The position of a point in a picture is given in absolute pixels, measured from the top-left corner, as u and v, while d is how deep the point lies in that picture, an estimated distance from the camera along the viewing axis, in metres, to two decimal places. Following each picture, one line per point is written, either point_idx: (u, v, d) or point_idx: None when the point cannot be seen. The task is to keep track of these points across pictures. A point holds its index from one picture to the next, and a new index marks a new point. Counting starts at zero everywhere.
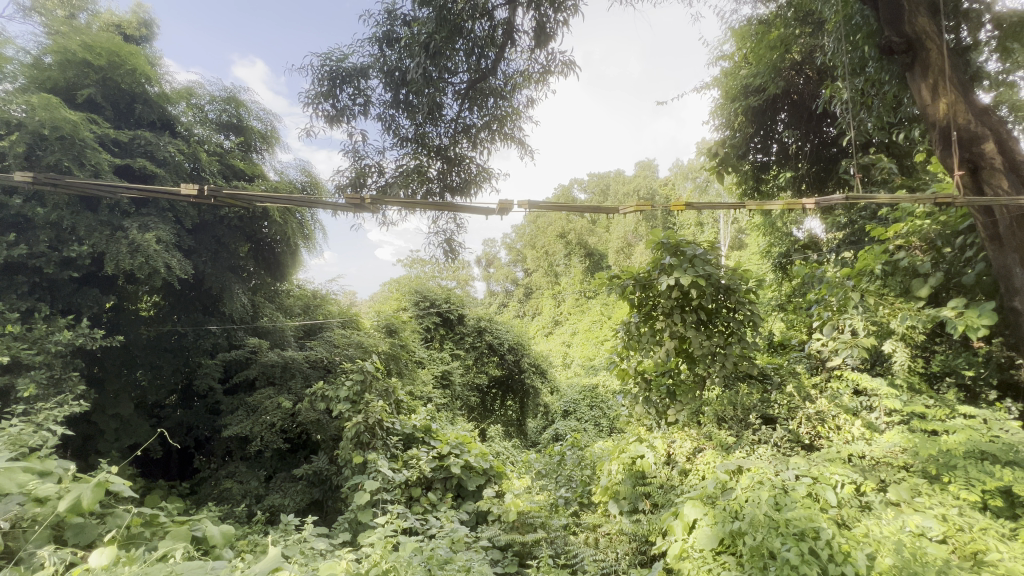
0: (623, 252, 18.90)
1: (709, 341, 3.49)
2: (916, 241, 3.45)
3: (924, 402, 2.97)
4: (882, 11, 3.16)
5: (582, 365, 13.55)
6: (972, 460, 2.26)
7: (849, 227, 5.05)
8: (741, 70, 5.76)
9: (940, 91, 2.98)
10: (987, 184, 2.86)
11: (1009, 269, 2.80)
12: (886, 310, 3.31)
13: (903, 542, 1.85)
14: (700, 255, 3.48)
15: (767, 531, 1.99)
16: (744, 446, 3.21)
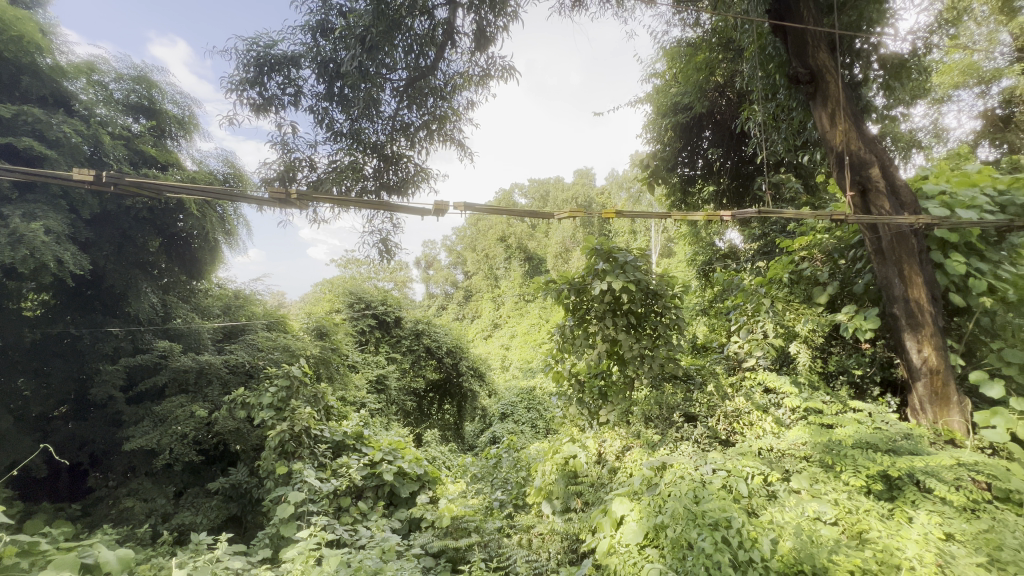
0: (561, 258, 19.37)
1: (638, 344, 3.66)
2: (817, 253, 3.85)
3: (822, 399, 3.28)
4: (791, 43, 3.48)
5: (520, 367, 13.69)
6: (859, 449, 2.54)
7: (762, 239, 5.51)
8: (671, 88, 6.11)
9: (837, 119, 3.33)
10: (872, 205, 3.23)
11: (889, 280, 3.17)
12: (792, 314, 3.67)
13: (801, 526, 2.04)
14: (631, 262, 3.63)
15: (685, 523, 2.11)
16: (668, 443, 3.35)
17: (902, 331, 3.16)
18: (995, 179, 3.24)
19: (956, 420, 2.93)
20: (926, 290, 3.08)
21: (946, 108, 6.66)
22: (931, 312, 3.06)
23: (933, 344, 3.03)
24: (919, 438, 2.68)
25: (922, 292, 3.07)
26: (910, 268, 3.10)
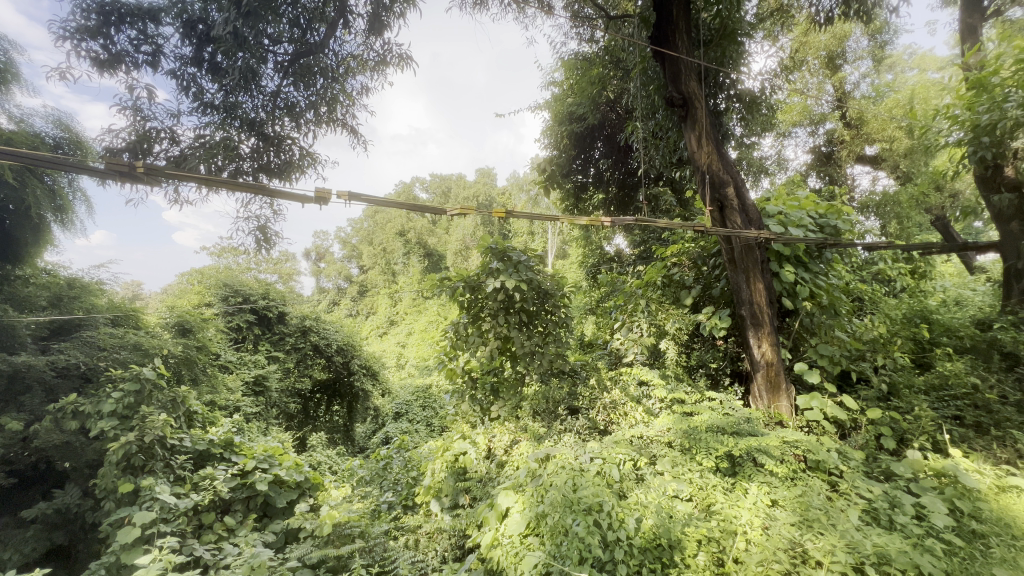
0: (461, 255, 19.36)
1: (530, 340, 3.81)
2: (685, 260, 4.33)
3: (685, 389, 3.69)
4: (668, 69, 3.85)
5: (416, 365, 13.38)
6: (710, 432, 2.90)
7: (642, 245, 6.05)
8: (567, 98, 6.42)
9: (701, 142, 3.77)
10: (728, 220, 3.69)
11: (739, 286, 3.66)
12: (663, 314, 4.10)
13: (662, 505, 2.27)
14: (523, 262, 3.76)
15: (562, 510, 2.22)
16: (553, 435, 3.49)
17: (747, 329, 3.67)
18: (818, 204, 3.93)
19: (784, 404, 3.48)
20: (765, 295, 3.62)
21: (787, 142, 7.89)
22: (768, 313, 3.61)
23: (769, 341, 3.56)
24: (756, 420, 3.15)
25: (762, 297, 3.60)
26: (754, 276, 3.62)
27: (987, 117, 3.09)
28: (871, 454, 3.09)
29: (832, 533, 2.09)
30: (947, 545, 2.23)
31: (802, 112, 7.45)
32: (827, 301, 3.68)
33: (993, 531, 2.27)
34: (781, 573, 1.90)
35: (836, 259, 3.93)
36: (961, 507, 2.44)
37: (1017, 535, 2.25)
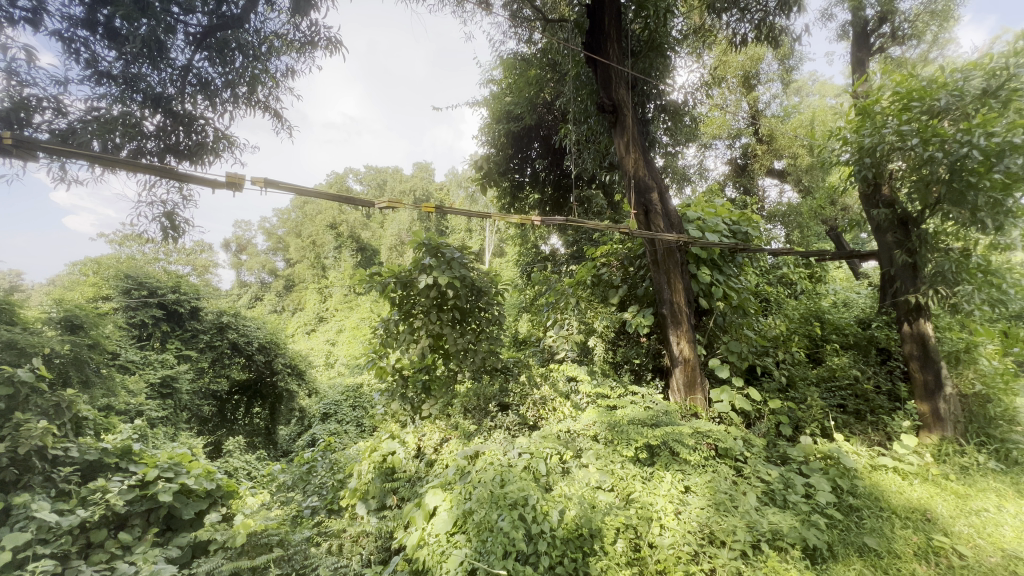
0: (396, 250, 18.84)
1: (462, 338, 3.77)
2: (613, 261, 4.51)
3: (610, 384, 3.84)
4: (599, 75, 3.98)
5: (346, 364, 12.83)
6: (632, 425, 3.02)
7: (575, 245, 6.22)
8: (504, 96, 6.45)
9: (629, 148, 3.94)
10: (652, 224, 3.89)
11: (660, 286, 3.86)
12: (591, 313, 4.25)
13: (584, 496, 2.36)
14: (457, 258, 3.70)
15: (488, 505, 2.22)
16: (483, 432, 3.49)
17: (667, 327, 3.88)
18: (731, 211, 4.25)
19: (698, 397, 3.72)
20: (684, 295, 3.86)
21: (708, 153, 8.47)
22: (686, 312, 3.84)
23: (686, 338, 3.79)
24: (673, 413, 3.35)
25: (681, 296, 3.82)
26: (674, 277, 3.84)
27: (870, 141, 3.52)
28: (771, 440, 3.40)
29: (735, 514, 2.28)
30: (830, 519, 2.52)
31: (721, 126, 8.03)
32: (737, 301, 4.00)
33: (866, 504, 2.60)
34: (688, 553, 2.09)
35: (745, 263, 4.28)
36: (841, 485, 2.76)
37: (881, 507, 2.61)
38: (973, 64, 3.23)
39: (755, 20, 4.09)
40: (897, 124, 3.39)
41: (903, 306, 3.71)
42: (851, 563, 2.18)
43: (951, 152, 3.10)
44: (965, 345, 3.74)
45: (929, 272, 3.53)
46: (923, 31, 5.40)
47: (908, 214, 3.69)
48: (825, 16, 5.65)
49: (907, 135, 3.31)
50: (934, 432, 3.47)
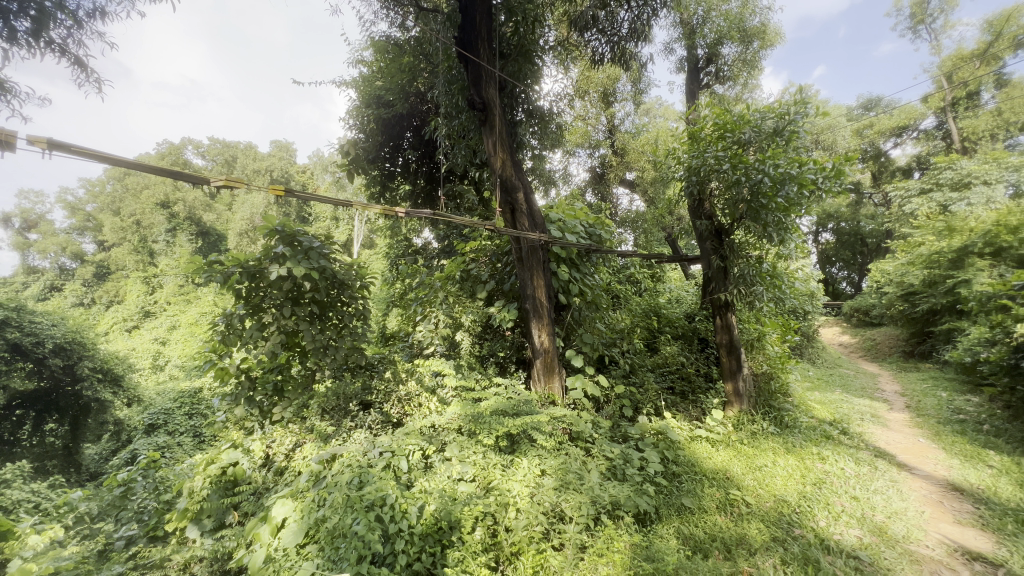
0: (248, 236, 16.74)
1: (322, 334, 3.47)
2: (481, 256, 4.61)
3: (475, 377, 3.93)
4: (469, 72, 4.01)
5: (181, 365, 11.02)
6: (493, 415, 3.10)
7: (447, 239, 6.22)
8: (375, 80, 6.13)
9: (497, 147, 4.05)
10: (517, 223, 4.06)
11: (524, 282, 4.05)
12: (459, 308, 4.30)
13: (444, 490, 2.37)
14: (315, 248, 3.40)
15: (343, 510, 2.09)
16: (342, 433, 3.28)
17: (529, 321, 4.08)
18: (588, 215, 4.64)
19: (556, 385, 4.00)
20: (545, 291, 4.08)
21: (572, 159, 9.12)
22: (547, 307, 4.08)
23: (547, 331, 4.03)
24: (533, 401, 3.56)
25: (542, 292, 4.05)
26: (537, 274, 4.05)
27: (696, 162, 4.14)
28: (615, 421, 3.81)
29: (581, 491, 2.51)
30: (657, 485, 2.92)
31: (584, 136, 8.71)
32: (591, 297, 4.38)
33: (684, 470, 3.08)
34: (539, 532, 2.25)
35: (599, 263, 4.71)
36: (668, 456, 3.22)
37: (696, 471, 3.10)
38: (768, 107, 3.99)
39: (611, 41, 4.50)
40: (716, 150, 4.07)
41: (715, 302, 4.43)
42: (671, 521, 2.55)
43: (751, 177, 3.82)
44: (757, 334, 4.64)
45: (735, 275, 4.28)
46: (737, 75, 6.53)
47: (721, 226, 4.38)
48: (668, 50, 6.48)
49: (722, 161, 3.98)
50: (734, 406, 4.24)
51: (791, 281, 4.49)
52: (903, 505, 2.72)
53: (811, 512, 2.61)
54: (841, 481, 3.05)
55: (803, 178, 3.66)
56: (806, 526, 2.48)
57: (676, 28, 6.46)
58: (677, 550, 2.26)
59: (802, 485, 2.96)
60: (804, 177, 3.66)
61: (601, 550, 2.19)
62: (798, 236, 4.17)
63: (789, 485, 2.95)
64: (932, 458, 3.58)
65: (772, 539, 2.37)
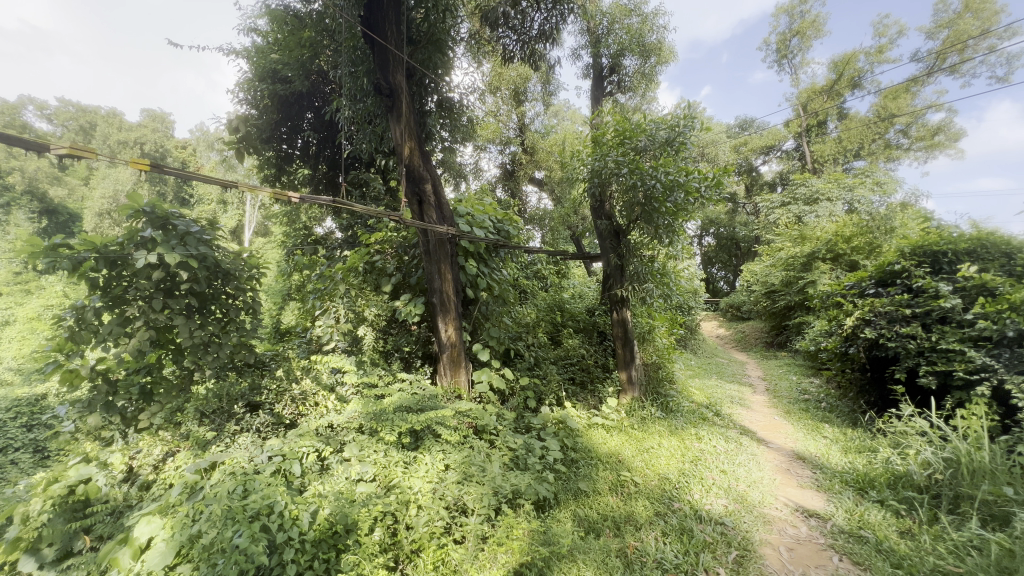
0: (109, 217, 14.42)
1: (202, 331, 3.05)
2: (387, 248, 4.44)
3: (379, 373, 3.79)
4: (375, 55, 3.83)
5: (14, 368, 9.15)
6: (396, 412, 3.02)
7: (351, 229, 5.91)
8: (270, 52, 5.59)
9: (405, 136, 3.92)
10: (425, 215, 3.98)
11: (431, 275, 3.98)
12: (362, 301, 4.09)
13: (342, 492, 2.25)
14: (194, 233, 3.00)
15: (222, 524, 1.89)
16: (224, 439, 2.95)
17: (436, 315, 4.02)
18: (497, 211, 4.69)
19: (462, 379, 4.00)
20: (452, 285, 4.05)
21: (483, 154, 9.14)
22: (454, 302, 4.05)
23: (454, 325, 4.00)
24: (438, 396, 3.52)
25: (450, 286, 4.01)
26: (445, 267, 3.99)
27: (598, 165, 4.37)
28: (520, 413, 3.91)
29: (483, 483, 2.54)
30: (556, 472, 3.06)
31: (495, 131, 8.77)
32: (498, 291, 4.44)
33: (581, 456, 3.27)
34: (441, 526, 2.25)
35: (506, 258, 4.79)
36: (567, 443, 3.38)
37: (591, 456, 3.30)
38: (662, 118, 4.33)
39: (521, 40, 4.57)
40: (616, 155, 4.33)
41: (612, 298, 4.73)
42: (568, 505, 2.69)
43: (646, 183, 4.13)
44: (648, 327, 5.05)
45: (630, 272, 4.60)
46: (637, 86, 7.01)
47: (619, 227, 4.68)
48: (575, 55, 6.76)
49: (621, 165, 4.25)
50: (628, 394, 4.59)
51: (677, 279, 4.94)
52: (760, 475, 3.14)
53: (687, 487, 2.91)
54: (713, 457, 3.43)
55: (689, 186, 4.03)
56: (683, 500, 2.75)
57: (583, 35, 6.75)
58: (571, 532, 2.38)
59: (682, 462, 3.28)
60: (689, 185, 4.03)
61: (501, 539, 2.24)
62: (685, 239, 4.60)
63: (671, 464, 3.26)
64: (784, 433, 4.18)
65: (655, 514, 2.60)
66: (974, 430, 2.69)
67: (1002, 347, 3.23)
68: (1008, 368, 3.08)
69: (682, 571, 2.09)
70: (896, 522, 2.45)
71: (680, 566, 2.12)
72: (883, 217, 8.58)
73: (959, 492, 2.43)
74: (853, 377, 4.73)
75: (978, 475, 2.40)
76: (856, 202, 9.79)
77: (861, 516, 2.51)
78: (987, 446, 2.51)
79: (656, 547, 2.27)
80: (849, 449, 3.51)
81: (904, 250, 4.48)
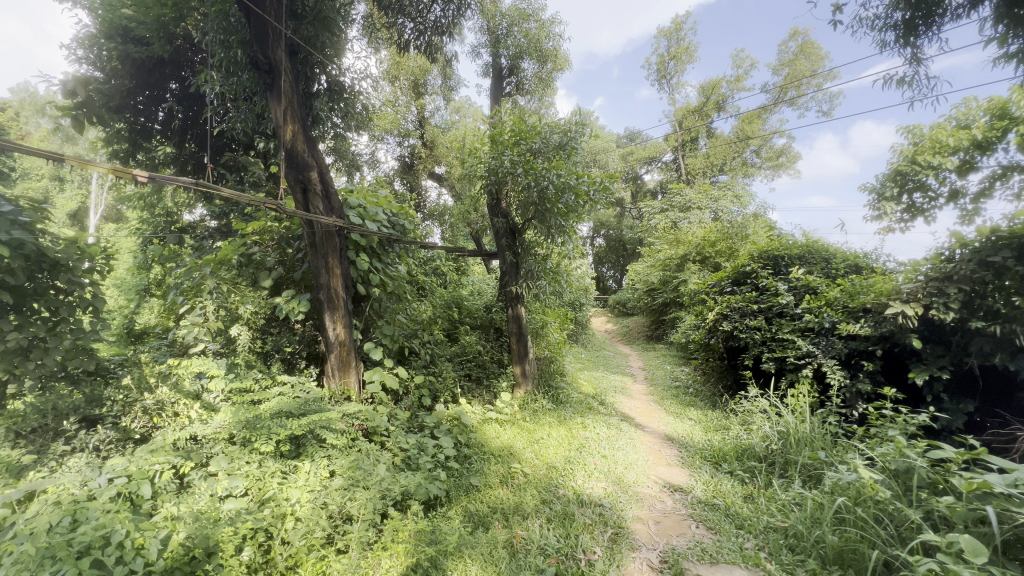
0: None
1: (20, 334, 2.45)
2: (267, 240, 4.05)
3: (255, 376, 3.42)
4: (251, 25, 3.46)
5: None
6: (274, 418, 2.76)
7: (225, 217, 5.28)
8: (120, 5, 4.76)
9: (288, 118, 3.60)
10: (310, 204, 3.69)
11: (317, 270, 3.71)
12: (236, 297, 3.67)
13: (202, 512, 1.99)
14: (5, 213, 2.41)
15: (36, 567, 1.54)
16: (49, 463, 2.41)
17: (323, 312, 3.75)
18: (392, 204, 4.51)
19: (352, 379, 3.79)
20: (341, 280, 3.81)
21: (380, 145, 8.75)
22: (344, 298, 3.81)
23: (343, 323, 3.77)
24: (324, 399, 3.29)
25: (339, 282, 3.77)
26: (333, 261, 3.75)
27: (495, 163, 4.39)
28: (413, 412, 3.83)
29: (370, 488, 2.44)
30: (448, 469, 3.06)
31: (394, 122, 8.44)
32: (392, 288, 4.28)
33: (474, 451, 3.31)
34: (320, 538, 2.11)
35: (402, 253, 4.63)
36: (460, 440, 3.39)
37: (484, 451, 3.34)
38: (555, 122, 4.52)
39: (418, 28, 4.45)
40: (512, 154, 4.38)
41: (508, 295, 4.83)
42: (459, 502, 2.70)
43: (539, 184, 4.27)
44: (541, 322, 5.25)
45: (525, 270, 4.73)
46: (534, 90, 7.25)
47: (515, 225, 4.74)
48: (475, 53, 6.76)
49: (516, 165, 4.34)
50: (521, 387, 4.74)
51: (568, 278, 5.19)
52: (636, 457, 3.43)
53: (572, 473, 3.08)
54: (596, 444, 3.67)
55: (578, 189, 4.26)
56: (567, 486, 2.90)
57: (483, 33, 6.78)
58: (460, 529, 2.38)
59: (568, 450, 3.46)
60: (579, 188, 4.27)
61: (386, 543, 2.16)
62: (576, 239, 4.85)
63: (558, 453, 3.41)
64: (657, 417, 4.62)
65: (541, 502, 2.71)
66: (800, 405, 3.21)
67: (820, 335, 3.90)
68: (824, 353, 3.72)
69: (562, 554, 2.19)
70: (742, 488, 2.83)
71: (561, 549, 2.22)
72: (740, 225, 9.89)
73: (788, 458, 2.89)
74: (714, 365, 5.38)
75: (801, 443, 2.87)
76: (720, 212, 11.18)
77: (715, 486, 2.86)
78: (808, 418, 3.01)
79: (540, 534, 2.36)
80: (709, 428, 3.98)
81: (754, 255, 5.21)
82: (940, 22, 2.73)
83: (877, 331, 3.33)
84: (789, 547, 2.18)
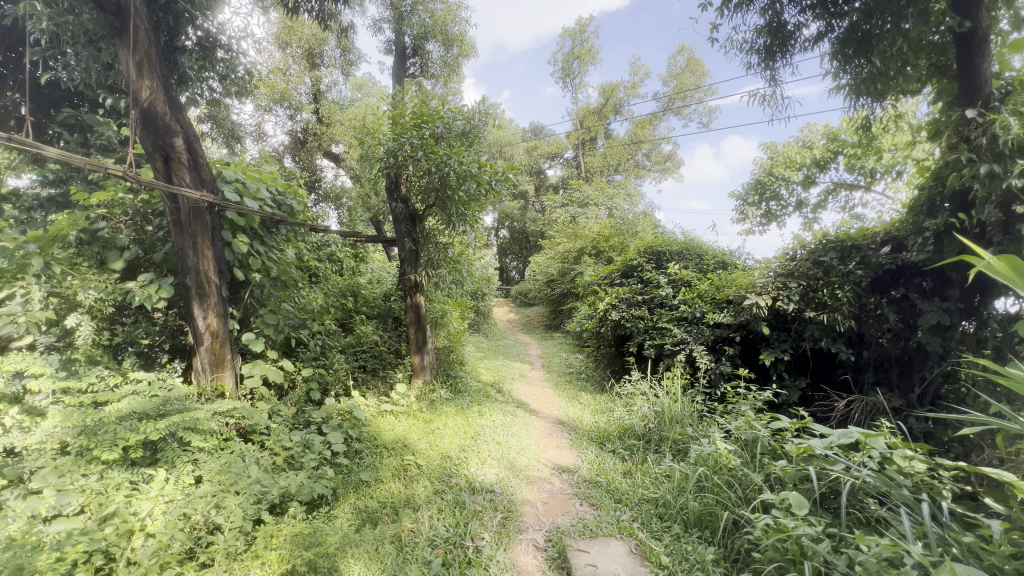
0: None
1: None
2: (118, 214, 3.44)
3: (99, 373, 2.89)
4: None
5: None
6: (122, 422, 2.35)
7: (61, 185, 4.39)
8: None
9: (144, 72, 3.09)
10: (175, 175, 3.21)
11: (183, 250, 3.23)
12: (73, 281, 3.02)
13: (17, 537, 1.63)
14: None
15: None
16: None
17: (190, 300, 3.29)
18: (277, 181, 4.09)
19: (227, 376, 3.40)
20: (213, 263, 3.38)
21: (267, 117, 7.90)
22: (216, 283, 3.39)
23: (215, 312, 3.36)
24: (189, 398, 2.91)
25: (211, 265, 3.33)
26: (203, 243, 3.30)
27: (393, 145, 4.20)
28: (300, 407, 3.55)
29: (241, 493, 2.24)
30: (336, 466, 2.91)
31: (283, 92, 7.67)
32: (276, 273, 3.88)
33: (366, 445, 3.17)
34: (177, 553, 1.87)
35: (290, 236, 4.24)
36: (350, 434, 3.21)
37: (376, 445, 3.22)
38: (458, 109, 4.44)
39: None
40: (411, 137, 4.21)
41: (406, 283, 4.67)
42: (346, 500, 2.58)
43: (440, 170, 4.19)
44: (442, 312, 5.17)
45: (424, 258, 4.61)
46: (440, 74, 7.21)
47: (415, 211, 4.56)
48: (376, 28, 6.40)
49: (416, 149, 4.20)
50: (419, 378, 4.65)
51: (470, 267, 5.17)
52: (529, 442, 3.54)
53: (466, 461, 3.08)
54: (491, 431, 3.73)
55: (480, 178, 4.25)
56: (460, 474, 2.90)
57: (386, 8, 6.44)
58: (344, 528, 2.28)
59: (463, 439, 3.47)
60: (480, 177, 4.27)
61: (258, 551, 1.98)
62: (477, 229, 4.85)
63: (453, 442, 3.40)
64: (551, 402, 4.83)
65: (433, 492, 2.68)
66: (674, 386, 3.55)
67: (692, 323, 4.35)
68: (695, 340, 4.15)
69: (451, 543, 2.19)
70: (622, 465, 3.07)
71: (449, 538, 2.22)
72: (630, 223, 10.64)
73: (662, 435, 3.18)
74: (604, 352, 5.74)
75: (673, 421, 3.17)
76: (614, 210, 11.92)
77: (598, 465, 3.06)
78: (680, 398, 3.34)
79: (429, 525, 2.33)
80: (596, 411, 4.25)
81: (640, 250, 5.64)
82: (791, 52, 3.16)
83: (737, 320, 3.79)
84: (658, 515, 2.42)
